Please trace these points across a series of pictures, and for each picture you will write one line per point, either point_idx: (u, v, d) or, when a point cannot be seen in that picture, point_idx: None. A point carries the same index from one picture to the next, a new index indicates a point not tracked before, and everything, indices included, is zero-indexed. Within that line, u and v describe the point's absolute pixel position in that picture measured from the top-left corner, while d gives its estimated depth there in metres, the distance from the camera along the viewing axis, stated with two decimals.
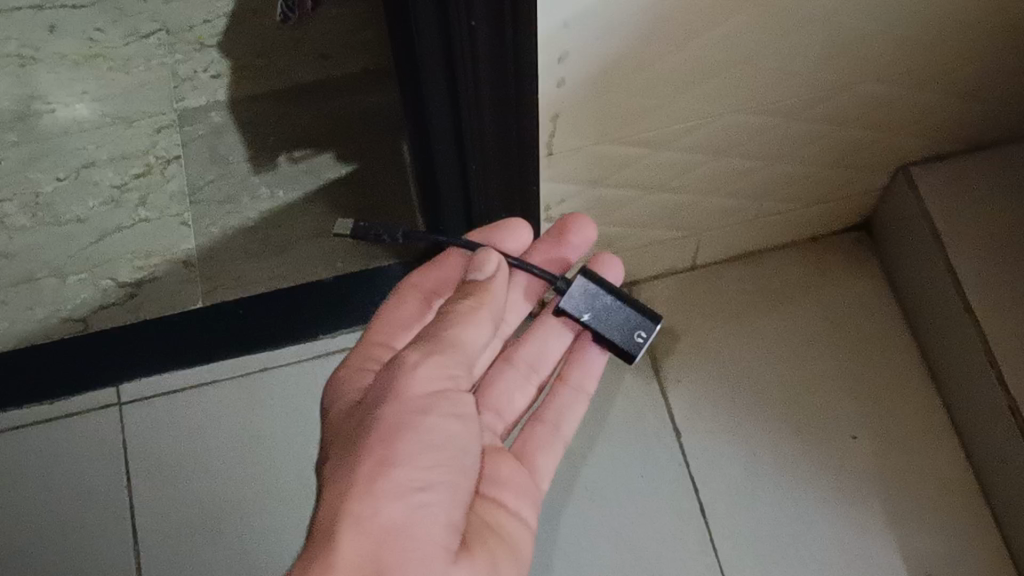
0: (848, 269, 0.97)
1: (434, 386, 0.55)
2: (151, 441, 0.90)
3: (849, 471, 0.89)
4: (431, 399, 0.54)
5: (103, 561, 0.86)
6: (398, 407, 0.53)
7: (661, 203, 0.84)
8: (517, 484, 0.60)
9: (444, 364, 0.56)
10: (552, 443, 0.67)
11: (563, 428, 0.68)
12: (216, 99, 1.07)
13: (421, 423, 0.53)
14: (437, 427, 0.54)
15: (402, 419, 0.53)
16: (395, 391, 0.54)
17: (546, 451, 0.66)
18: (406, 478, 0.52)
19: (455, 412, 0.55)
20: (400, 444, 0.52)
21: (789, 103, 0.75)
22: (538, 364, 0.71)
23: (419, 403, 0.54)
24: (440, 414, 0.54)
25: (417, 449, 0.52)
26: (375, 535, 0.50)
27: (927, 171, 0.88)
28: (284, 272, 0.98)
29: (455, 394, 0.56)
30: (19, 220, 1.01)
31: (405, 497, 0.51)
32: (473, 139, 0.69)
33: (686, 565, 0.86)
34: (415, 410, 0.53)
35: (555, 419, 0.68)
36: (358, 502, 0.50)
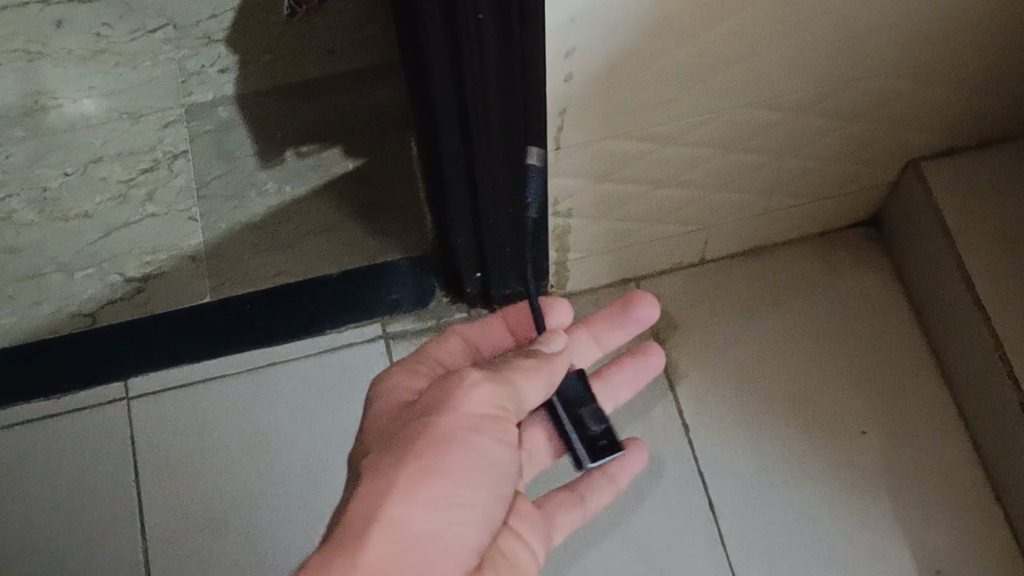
0: (857, 265, 0.97)
1: (489, 411, 0.54)
2: (160, 436, 0.90)
3: (858, 468, 0.88)
4: (484, 420, 0.53)
5: (110, 557, 0.86)
6: (453, 418, 0.52)
7: (669, 198, 0.83)
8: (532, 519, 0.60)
9: (503, 397, 0.55)
10: (572, 510, 0.66)
11: (588, 503, 0.67)
12: (222, 94, 1.07)
13: (469, 441, 0.52)
14: (484, 447, 0.53)
15: (453, 430, 0.52)
16: (450, 402, 0.53)
17: (562, 514, 0.66)
18: (446, 490, 0.51)
19: (502, 439, 0.54)
20: (449, 454, 0.51)
21: (797, 98, 0.74)
22: None
23: (471, 421, 0.53)
24: (487, 437, 0.53)
25: (462, 462, 0.52)
26: (407, 538, 0.48)
27: (936, 165, 0.88)
28: (290, 267, 0.98)
29: (504, 424, 0.55)
30: (26, 215, 1.01)
31: (443, 509, 0.50)
32: (483, 142, 0.68)
33: (693, 562, 0.85)
34: (468, 428, 0.53)
35: (584, 491, 0.68)
36: (394, 505, 0.49)
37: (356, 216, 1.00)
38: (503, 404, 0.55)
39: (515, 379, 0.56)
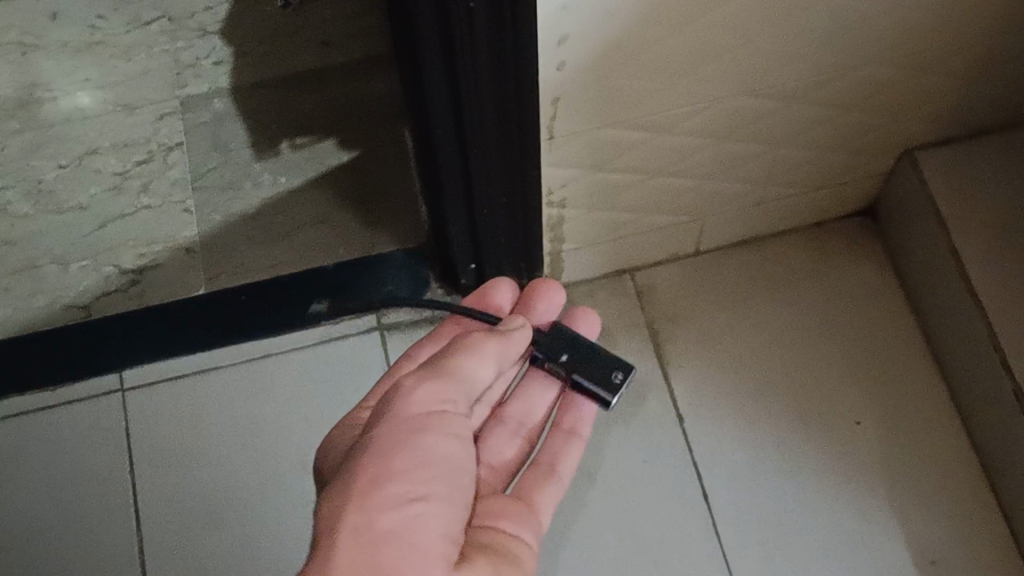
0: (851, 254, 0.97)
1: (431, 407, 0.57)
2: (155, 427, 0.90)
3: (852, 456, 0.88)
4: (427, 417, 0.56)
5: (106, 548, 0.86)
6: (396, 421, 0.55)
7: (665, 187, 0.83)
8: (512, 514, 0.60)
9: (440, 390, 0.58)
10: (547, 484, 0.68)
11: (560, 470, 0.70)
12: (217, 86, 1.07)
13: (418, 440, 0.55)
14: (433, 444, 0.55)
15: (398, 433, 0.54)
16: (394, 410, 0.56)
17: (541, 491, 0.67)
18: (403, 489, 0.52)
19: (452, 433, 0.57)
20: (397, 456, 0.53)
21: (790, 86, 0.74)
22: (526, 421, 0.72)
23: (415, 421, 0.55)
24: (436, 432, 0.56)
25: (412, 460, 0.53)
26: (371, 538, 0.50)
27: (930, 155, 0.88)
28: (285, 258, 0.98)
29: (452, 418, 0.58)
30: (21, 208, 1.01)
31: (402, 507, 0.52)
32: (476, 131, 0.68)
33: (688, 551, 0.85)
34: (411, 428, 0.55)
35: (551, 460, 0.70)
36: (354, 512, 0.50)
37: (352, 208, 1.00)
38: (445, 396, 0.58)
39: (453, 369, 0.60)
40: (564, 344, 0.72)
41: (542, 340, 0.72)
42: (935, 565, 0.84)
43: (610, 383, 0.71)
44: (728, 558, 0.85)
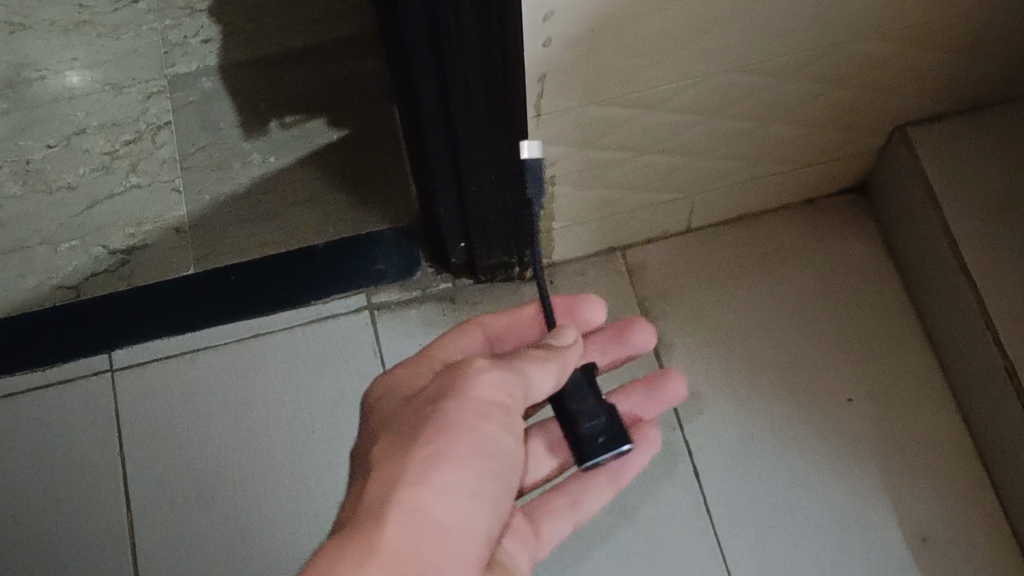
0: (844, 231, 0.96)
1: (495, 397, 0.56)
2: (144, 408, 0.90)
3: (844, 433, 0.88)
4: (491, 408, 0.55)
5: (97, 528, 0.86)
6: (464, 401, 0.55)
7: (654, 164, 0.83)
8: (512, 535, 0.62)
9: (509, 384, 0.56)
10: (561, 516, 0.67)
11: (583, 506, 0.69)
12: (206, 65, 1.06)
13: (478, 429, 0.54)
14: (491, 436, 0.55)
15: (461, 417, 0.54)
16: (458, 391, 0.55)
17: (553, 522, 0.67)
18: (456, 479, 0.53)
19: (508, 428, 0.56)
20: (457, 441, 0.54)
21: (780, 62, 0.74)
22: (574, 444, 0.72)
23: (480, 408, 0.55)
24: (495, 425, 0.55)
25: (471, 450, 0.54)
26: (424, 522, 0.51)
27: (923, 131, 0.87)
28: (275, 238, 0.97)
29: (510, 414, 0.57)
30: (8, 188, 1.01)
31: (453, 497, 0.52)
32: (462, 105, 0.67)
33: (681, 529, 0.85)
34: (477, 416, 0.55)
35: (577, 491, 0.69)
36: (411, 489, 0.51)
37: (342, 186, 1.00)
38: (511, 392, 0.56)
39: (522, 367, 0.57)
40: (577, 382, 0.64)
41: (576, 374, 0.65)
42: (927, 541, 0.84)
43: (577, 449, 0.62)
44: (719, 536, 0.85)
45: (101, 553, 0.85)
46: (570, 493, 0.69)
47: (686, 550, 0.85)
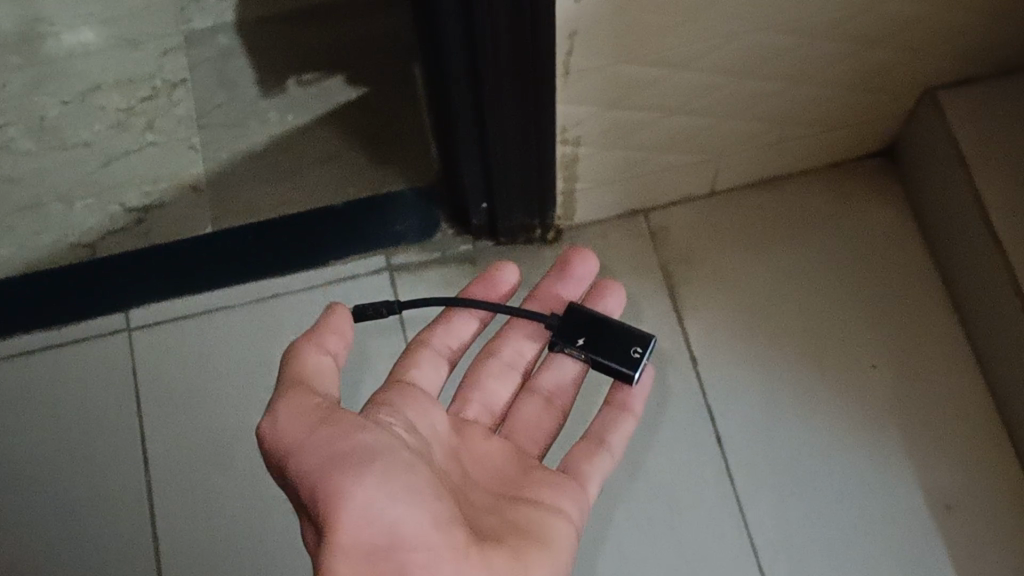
0: (870, 196, 0.95)
1: (316, 420, 0.53)
2: (161, 367, 0.89)
3: (867, 399, 0.87)
4: (327, 432, 0.52)
5: (114, 487, 0.86)
6: (309, 452, 0.52)
7: (681, 126, 0.82)
8: (553, 484, 0.63)
9: (306, 403, 0.54)
10: (594, 458, 0.69)
11: (609, 443, 0.70)
12: (223, 21, 1.05)
13: (337, 453, 0.51)
14: (356, 443, 0.52)
15: (319, 462, 0.51)
16: (297, 446, 0.52)
17: (590, 464, 0.68)
18: (368, 498, 0.49)
19: (353, 423, 0.53)
20: (338, 477, 0.50)
21: (814, 21, 0.72)
22: (556, 392, 0.72)
23: (322, 439, 0.52)
24: (347, 434, 0.52)
25: (354, 469, 0.50)
26: (373, 555, 0.49)
27: (954, 95, 0.86)
28: (292, 198, 0.96)
29: (337, 414, 0.54)
30: (24, 144, 0.99)
31: (382, 512, 0.49)
32: (488, 62, 0.66)
33: (702, 494, 0.84)
34: (329, 446, 0.51)
35: (599, 435, 0.70)
36: (340, 539, 0.48)
37: (361, 145, 0.98)
38: (313, 401, 0.54)
39: (301, 381, 0.56)
40: (583, 329, 0.70)
41: (558, 325, 0.70)
42: (951, 510, 0.83)
43: (630, 359, 0.69)
44: (741, 502, 0.84)
45: (120, 512, 0.85)
46: (598, 436, 0.70)
47: (708, 515, 0.84)
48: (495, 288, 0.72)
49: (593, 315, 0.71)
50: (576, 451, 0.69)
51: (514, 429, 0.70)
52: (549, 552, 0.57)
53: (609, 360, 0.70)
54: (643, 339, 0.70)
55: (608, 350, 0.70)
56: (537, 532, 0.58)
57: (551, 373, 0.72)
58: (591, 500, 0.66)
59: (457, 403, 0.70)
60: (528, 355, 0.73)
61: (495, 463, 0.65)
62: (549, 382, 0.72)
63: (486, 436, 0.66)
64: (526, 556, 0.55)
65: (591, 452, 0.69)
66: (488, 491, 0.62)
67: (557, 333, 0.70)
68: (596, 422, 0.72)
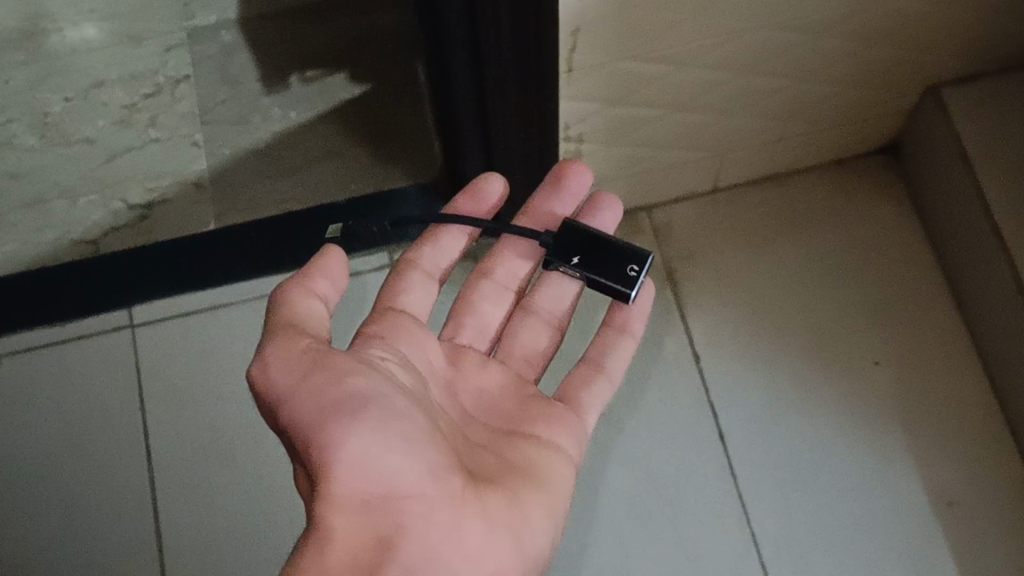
0: (873, 193, 0.95)
1: (310, 365, 0.51)
2: (165, 363, 0.89)
3: (869, 396, 0.87)
4: (324, 377, 0.51)
5: (118, 483, 0.86)
6: (304, 396, 0.50)
7: (684, 122, 0.82)
8: (549, 415, 0.62)
9: (299, 347, 0.52)
10: (593, 382, 0.66)
11: (608, 367, 0.67)
12: (226, 18, 1.05)
13: (332, 399, 0.50)
14: (352, 388, 0.50)
15: (314, 409, 0.50)
16: (292, 390, 0.51)
17: (587, 391, 0.66)
18: (363, 448, 0.48)
19: (349, 370, 0.51)
20: (333, 425, 0.49)
21: (817, 17, 0.72)
22: (553, 311, 0.70)
23: (317, 384, 0.50)
24: (342, 380, 0.51)
25: (349, 417, 0.49)
26: (365, 504, 0.48)
27: (957, 92, 0.86)
28: (296, 195, 0.96)
29: (331, 356, 0.52)
30: (27, 140, 0.99)
31: (376, 461, 0.48)
32: (491, 60, 0.66)
33: (705, 491, 0.85)
34: (324, 394, 0.50)
35: (597, 358, 0.68)
36: (333, 489, 0.48)
37: (364, 142, 0.98)
38: (306, 343, 0.52)
39: (292, 323, 0.54)
40: (577, 246, 0.67)
41: (552, 243, 0.68)
42: (952, 506, 0.83)
43: (626, 277, 0.66)
44: (743, 498, 0.84)
45: (123, 508, 0.85)
46: (595, 361, 0.67)
47: (710, 511, 0.84)
48: (485, 203, 0.70)
49: (588, 231, 0.68)
50: (573, 375, 0.67)
51: (511, 351, 0.68)
52: (546, 493, 0.56)
53: (603, 279, 0.67)
54: (639, 256, 0.67)
55: (602, 266, 0.67)
56: (535, 472, 0.57)
57: (548, 293, 0.70)
58: (587, 430, 0.64)
59: (450, 327, 0.68)
60: (523, 274, 0.70)
61: (492, 394, 0.63)
62: (545, 301, 0.70)
63: (483, 365, 0.65)
64: (522, 500, 0.55)
65: (589, 377, 0.67)
66: (484, 427, 0.61)
67: (550, 249, 0.68)
68: (594, 344, 0.69)
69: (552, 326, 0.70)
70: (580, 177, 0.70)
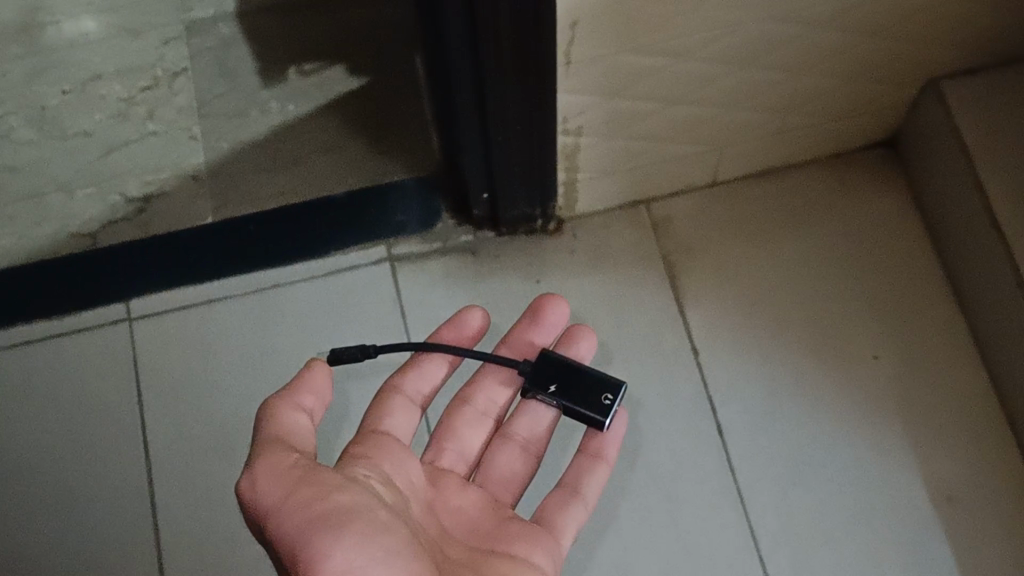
0: (873, 187, 0.95)
1: (298, 480, 0.52)
2: (163, 357, 0.89)
3: (869, 390, 0.87)
4: (309, 493, 0.52)
5: (115, 477, 0.86)
6: (290, 511, 0.51)
7: (683, 115, 0.81)
8: (526, 536, 0.63)
9: (285, 461, 0.53)
10: (569, 508, 0.68)
11: (584, 492, 0.69)
12: (224, 10, 1.04)
13: (318, 515, 0.51)
14: (336, 503, 0.52)
15: (299, 522, 0.51)
16: (276, 504, 0.52)
17: (563, 515, 0.68)
18: (344, 563, 0.49)
19: (332, 484, 0.53)
20: (316, 538, 0.50)
21: (816, 10, 0.72)
22: (530, 435, 0.72)
23: (302, 500, 0.51)
24: (327, 496, 0.52)
25: (333, 531, 0.50)
26: None
27: (957, 85, 0.85)
28: (293, 188, 0.96)
29: (317, 472, 0.53)
30: (24, 134, 0.99)
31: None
32: (490, 53, 0.65)
33: (703, 485, 0.84)
34: (309, 507, 0.51)
35: (575, 483, 0.70)
36: None
37: (362, 135, 0.98)
38: (291, 458, 0.54)
39: (279, 438, 0.55)
40: (553, 374, 0.70)
41: (529, 371, 0.70)
42: (951, 501, 0.83)
43: (600, 405, 0.69)
44: (742, 493, 0.84)
45: (121, 502, 0.85)
46: (572, 485, 0.69)
47: (709, 505, 0.84)
48: (465, 333, 0.73)
49: (564, 360, 0.71)
50: (549, 500, 0.69)
51: (489, 476, 0.70)
52: None
53: (580, 406, 0.69)
54: (613, 385, 0.69)
55: (578, 395, 0.70)
56: None
57: (526, 420, 0.72)
58: (562, 553, 0.66)
59: (431, 452, 0.70)
60: (501, 401, 0.73)
61: (470, 515, 0.65)
62: (522, 428, 0.72)
63: (462, 487, 0.67)
64: None
65: (564, 502, 0.69)
66: (462, 544, 0.62)
67: (528, 380, 0.70)
68: (570, 468, 0.71)
69: (530, 451, 0.72)
70: (556, 309, 0.75)
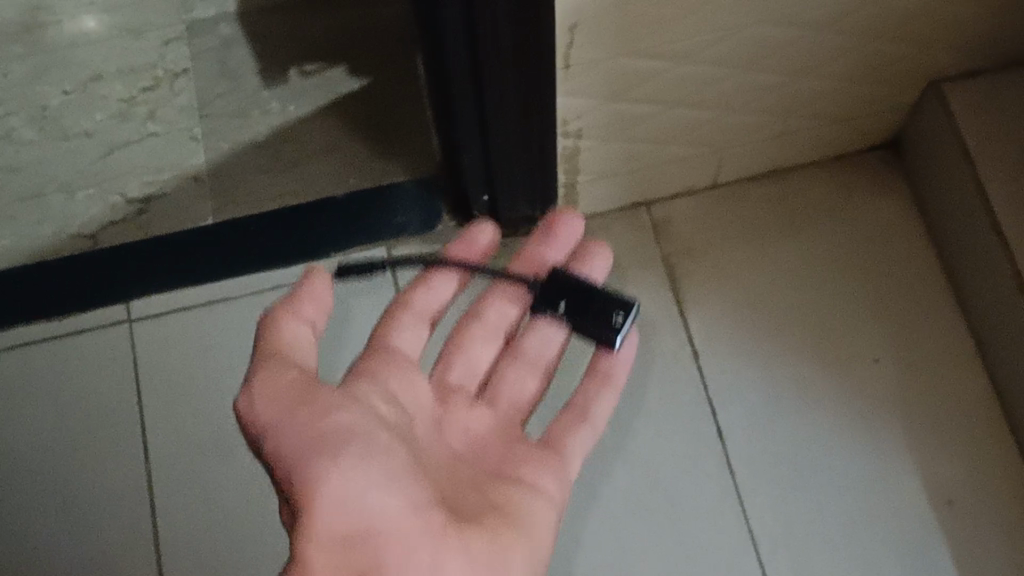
0: (874, 190, 0.94)
1: (295, 404, 0.55)
2: (163, 357, 0.89)
3: (869, 393, 0.87)
4: (306, 419, 0.55)
5: (115, 477, 0.86)
6: (289, 435, 0.54)
7: (682, 118, 0.81)
8: (532, 460, 0.66)
9: (282, 381, 0.56)
10: (578, 430, 0.69)
11: (593, 412, 0.70)
12: (225, 11, 1.04)
13: (315, 440, 0.54)
14: (331, 428, 0.55)
15: (299, 445, 0.54)
16: (277, 429, 0.55)
17: (571, 435, 0.69)
18: (342, 489, 0.53)
19: (328, 406, 0.56)
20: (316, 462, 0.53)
21: (815, 14, 0.72)
22: (542, 352, 0.73)
23: (301, 426, 0.55)
24: (323, 420, 0.55)
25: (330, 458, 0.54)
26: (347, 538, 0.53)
27: (959, 88, 0.85)
28: (294, 189, 0.96)
29: (315, 392, 0.56)
30: (25, 134, 0.99)
31: (354, 500, 0.53)
32: (489, 54, 0.65)
33: (702, 488, 0.84)
34: (307, 434, 0.54)
35: (584, 406, 0.71)
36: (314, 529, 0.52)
37: (362, 136, 0.98)
38: (291, 377, 0.56)
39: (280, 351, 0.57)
40: (564, 292, 0.72)
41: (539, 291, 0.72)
42: (951, 505, 0.83)
43: (611, 324, 0.71)
44: (741, 496, 0.84)
45: (121, 502, 0.85)
46: (581, 407, 0.70)
47: (707, 507, 0.84)
48: (477, 247, 0.74)
49: (577, 279, 0.73)
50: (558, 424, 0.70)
51: (499, 392, 0.71)
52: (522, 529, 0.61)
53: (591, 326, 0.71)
54: (625, 304, 0.71)
55: (590, 315, 0.72)
56: (517, 517, 0.61)
57: (536, 335, 0.73)
58: (569, 472, 0.67)
59: (439, 367, 0.71)
60: (512, 318, 0.73)
61: (475, 434, 0.68)
62: (534, 343, 0.73)
63: (469, 408, 0.69)
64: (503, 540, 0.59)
65: (574, 424, 0.70)
66: (464, 467, 0.65)
67: (539, 298, 0.73)
68: (581, 391, 0.72)
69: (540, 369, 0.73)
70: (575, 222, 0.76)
